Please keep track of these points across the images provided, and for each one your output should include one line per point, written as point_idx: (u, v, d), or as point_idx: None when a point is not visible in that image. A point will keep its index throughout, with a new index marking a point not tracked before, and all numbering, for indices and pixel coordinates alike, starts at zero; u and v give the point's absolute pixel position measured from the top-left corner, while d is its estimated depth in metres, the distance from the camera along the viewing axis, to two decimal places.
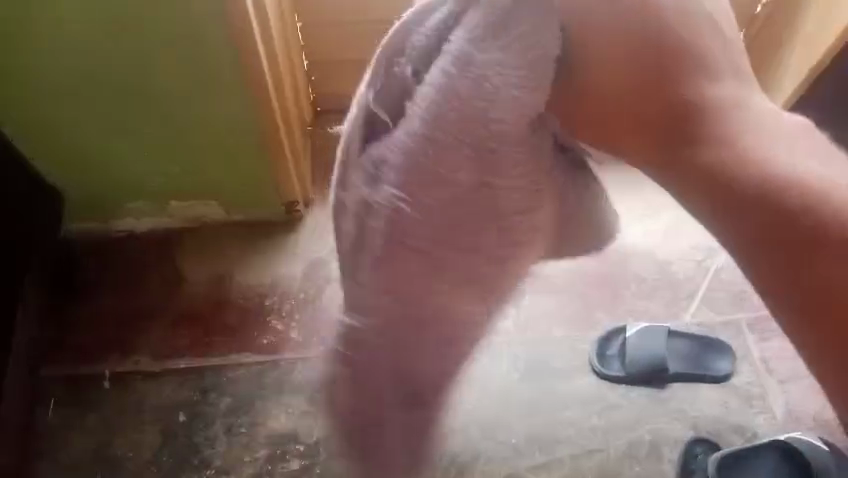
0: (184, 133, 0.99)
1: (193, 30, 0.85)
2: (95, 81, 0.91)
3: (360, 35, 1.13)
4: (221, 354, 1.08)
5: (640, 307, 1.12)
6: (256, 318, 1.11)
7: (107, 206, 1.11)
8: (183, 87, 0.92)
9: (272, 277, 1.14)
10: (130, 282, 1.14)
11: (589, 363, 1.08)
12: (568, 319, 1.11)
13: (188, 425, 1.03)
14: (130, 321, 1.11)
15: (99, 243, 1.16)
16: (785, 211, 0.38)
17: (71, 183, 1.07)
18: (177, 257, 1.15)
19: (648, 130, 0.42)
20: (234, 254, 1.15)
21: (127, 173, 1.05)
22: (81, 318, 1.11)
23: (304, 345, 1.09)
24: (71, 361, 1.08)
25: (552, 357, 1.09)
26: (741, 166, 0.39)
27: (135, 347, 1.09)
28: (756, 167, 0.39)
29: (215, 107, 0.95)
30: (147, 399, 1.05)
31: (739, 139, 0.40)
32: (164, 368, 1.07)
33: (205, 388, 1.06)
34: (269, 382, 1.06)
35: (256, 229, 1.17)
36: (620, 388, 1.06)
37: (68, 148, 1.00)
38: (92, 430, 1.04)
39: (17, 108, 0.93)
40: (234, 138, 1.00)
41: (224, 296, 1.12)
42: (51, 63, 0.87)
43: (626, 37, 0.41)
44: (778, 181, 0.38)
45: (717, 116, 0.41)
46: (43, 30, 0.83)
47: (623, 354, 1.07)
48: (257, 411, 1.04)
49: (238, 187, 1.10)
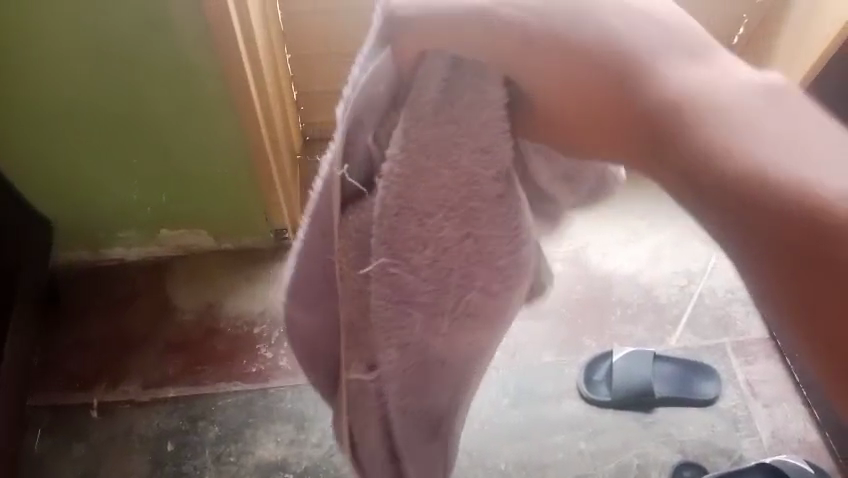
0: (175, 162, 1.00)
1: (185, 61, 0.87)
2: (88, 112, 0.92)
3: (347, 65, 1.17)
4: (210, 382, 1.08)
5: (625, 332, 1.14)
6: (245, 345, 1.11)
7: (97, 235, 1.12)
8: (174, 117, 0.94)
9: (261, 305, 1.14)
10: (119, 311, 1.14)
11: (576, 387, 1.09)
12: (556, 345, 1.13)
13: (176, 454, 1.03)
14: (118, 350, 1.11)
15: (90, 272, 1.17)
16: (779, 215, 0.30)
17: (61, 214, 1.07)
18: (167, 286, 1.16)
19: (612, 127, 0.37)
20: (223, 283, 1.16)
21: (117, 202, 1.06)
22: (71, 348, 1.11)
23: (293, 373, 1.09)
24: (59, 391, 1.07)
25: (541, 382, 1.09)
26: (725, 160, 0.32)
27: (124, 376, 1.08)
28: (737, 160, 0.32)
29: (206, 137, 0.97)
30: (135, 428, 1.04)
31: (714, 133, 0.33)
32: (153, 396, 1.07)
33: (194, 416, 1.05)
34: (258, 409, 1.06)
35: (246, 258, 1.18)
36: (608, 412, 1.07)
37: (59, 179, 1.01)
38: (80, 459, 1.02)
39: (9, 138, 0.94)
40: (224, 166, 1.01)
41: (213, 325, 1.13)
42: (45, 92, 0.89)
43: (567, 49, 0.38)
44: (764, 176, 0.31)
45: (701, 119, 0.34)
46: (37, 60, 0.85)
47: (610, 379, 1.08)
48: (246, 439, 1.04)
49: (228, 217, 1.11)
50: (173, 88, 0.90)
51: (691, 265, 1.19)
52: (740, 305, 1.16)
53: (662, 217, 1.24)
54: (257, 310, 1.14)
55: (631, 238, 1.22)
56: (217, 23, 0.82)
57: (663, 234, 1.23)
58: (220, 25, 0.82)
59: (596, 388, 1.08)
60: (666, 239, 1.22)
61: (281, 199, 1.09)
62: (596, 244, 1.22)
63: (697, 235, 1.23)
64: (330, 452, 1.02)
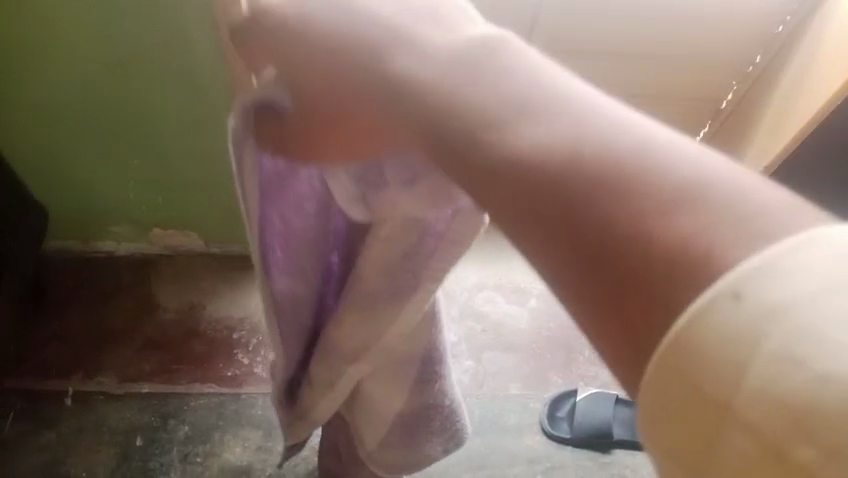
0: (175, 166, 1.03)
1: (195, 74, 0.90)
2: (95, 112, 0.95)
3: None
4: (184, 382, 1.11)
5: (590, 373, 1.18)
6: (223, 349, 1.14)
7: (89, 228, 1.15)
8: (179, 125, 0.97)
9: (242, 311, 1.17)
10: (104, 302, 1.16)
11: (539, 422, 1.12)
12: (523, 377, 1.16)
13: (145, 450, 1.05)
14: (99, 342, 1.13)
15: (77, 261, 1.19)
16: (604, 207, 0.26)
17: (59, 206, 1.10)
18: (154, 284, 1.18)
19: (378, 420, 0.66)
20: (208, 284, 1.19)
21: (113, 199, 1.09)
22: (53, 334, 1.13)
23: (267, 381, 1.12)
24: (36, 376, 1.10)
25: (504, 414, 1.13)
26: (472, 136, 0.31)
27: (100, 368, 1.11)
28: (517, 150, 0.29)
29: (205, 146, 1.00)
30: (107, 420, 1.07)
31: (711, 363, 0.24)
32: (126, 390, 1.10)
33: (165, 413, 1.08)
34: (229, 413, 1.09)
35: (232, 264, 1.20)
36: (566, 449, 1.11)
37: (59, 172, 1.04)
38: (48, 446, 1.05)
39: (17, 131, 0.97)
40: (220, 172, 1.04)
41: (194, 327, 1.15)
42: (58, 94, 0.92)
43: (369, 403, 0.65)
44: (698, 366, 0.24)
45: (507, 110, 0.30)
46: (54, 63, 0.88)
47: (572, 417, 1.12)
48: (215, 441, 1.07)
49: (221, 224, 1.14)
50: (182, 99, 0.93)
51: None
52: None
53: None
54: (239, 316, 1.17)
55: None
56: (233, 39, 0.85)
57: None
58: None
59: (555, 422, 1.12)
60: None
61: None
62: None
63: None
64: (295, 462, 1.06)
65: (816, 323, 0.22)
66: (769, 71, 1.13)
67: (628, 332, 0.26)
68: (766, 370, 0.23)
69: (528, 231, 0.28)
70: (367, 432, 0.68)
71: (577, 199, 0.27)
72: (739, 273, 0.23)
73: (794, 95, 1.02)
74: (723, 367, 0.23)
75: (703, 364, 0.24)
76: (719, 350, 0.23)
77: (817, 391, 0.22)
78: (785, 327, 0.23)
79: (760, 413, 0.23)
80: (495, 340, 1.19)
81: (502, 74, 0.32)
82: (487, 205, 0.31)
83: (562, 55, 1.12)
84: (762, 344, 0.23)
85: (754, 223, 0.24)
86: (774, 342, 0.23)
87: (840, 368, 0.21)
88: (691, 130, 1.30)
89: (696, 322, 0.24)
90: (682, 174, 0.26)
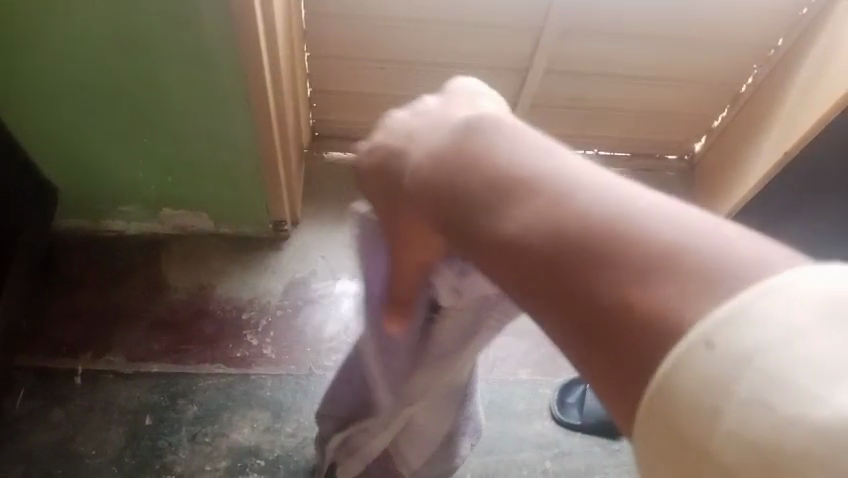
0: (185, 146, 1.03)
1: (204, 53, 0.89)
2: (105, 91, 0.94)
3: (362, 73, 1.20)
4: (194, 362, 1.11)
5: None
6: (232, 330, 1.14)
7: (99, 207, 1.14)
8: (188, 104, 0.96)
9: (252, 292, 1.17)
10: (114, 282, 1.16)
11: (549, 408, 1.11)
12: (533, 363, 1.15)
13: (154, 429, 1.06)
14: (108, 321, 1.13)
15: (88, 240, 1.19)
16: (586, 279, 0.34)
17: (69, 184, 1.09)
18: (164, 264, 1.18)
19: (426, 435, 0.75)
20: (218, 265, 1.18)
21: (123, 178, 1.08)
22: (63, 312, 1.13)
23: (275, 362, 1.12)
24: (46, 354, 1.10)
25: (514, 399, 1.12)
26: (503, 230, 0.40)
27: (110, 347, 1.11)
28: (524, 234, 0.38)
29: (215, 125, 0.99)
30: (117, 398, 1.07)
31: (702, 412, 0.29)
32: (136, 370, 1.10)
33: (174, 393, 1.08)
34: (238, 394, 1.09)
35: (243, 244, 1.20)
36: (575, 435, 1.10)
37: (69, 150, 1.03)
38: (59, 423, 1.05)
39: (26, 110, 0.96)
40: (230, 151, 1.04)
41: (203, 307, 1.15)
42: (67, 73, 0.91)
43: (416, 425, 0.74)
44: (681, 410, 0.30)
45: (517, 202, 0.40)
46: (61, 42, 0.87)
47: (582, 403, 1.11)
48: (223, 421, 1.07)
49: (231, 204, 1.14)
50: (191, 79, 0.92)
51: None
52: None
53: None
54: (248, 297, 1.17)
55: None
56: (243, 17, 0.83)
57: None
58: (244, 24, 0.84)
59: (565, 408, 1.11)
60: None
61: (284, 194, 1.12)
62: None
63: None
64: (303, 444, 1.06)
65: (780, 370, 0.28)
66: (788, 60, 1.11)
67: (620, 381, 0.33)
68: (736, 412, 0.29)
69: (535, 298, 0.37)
70: (415, 446, 0.77)
71: (577, 271, 0.35)
72: (695, 337, 0.30)
73: (815, 84, 1.00)
74: (695, 411, 0.29)
75: (697, 414, 0.29)
76: (699, 395, 0.29)
77: (777, 433, 0.27)
78: (749, 374, 0.29)
79: (738, 452, 0.28)
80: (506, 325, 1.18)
81: (492, 152, 0.43)
82: (500, 275, 0.40)
83: (579, 36, 1.10)
84: (735, 391, 0.29)
85: (725, 283, 0.31)
86: (743, 387, 0.29)
87: (833, 416, 0.26)
88: (708, 114, 1.28)
89: (673, 373, 0.30)
90: (646, 245, 0.33)
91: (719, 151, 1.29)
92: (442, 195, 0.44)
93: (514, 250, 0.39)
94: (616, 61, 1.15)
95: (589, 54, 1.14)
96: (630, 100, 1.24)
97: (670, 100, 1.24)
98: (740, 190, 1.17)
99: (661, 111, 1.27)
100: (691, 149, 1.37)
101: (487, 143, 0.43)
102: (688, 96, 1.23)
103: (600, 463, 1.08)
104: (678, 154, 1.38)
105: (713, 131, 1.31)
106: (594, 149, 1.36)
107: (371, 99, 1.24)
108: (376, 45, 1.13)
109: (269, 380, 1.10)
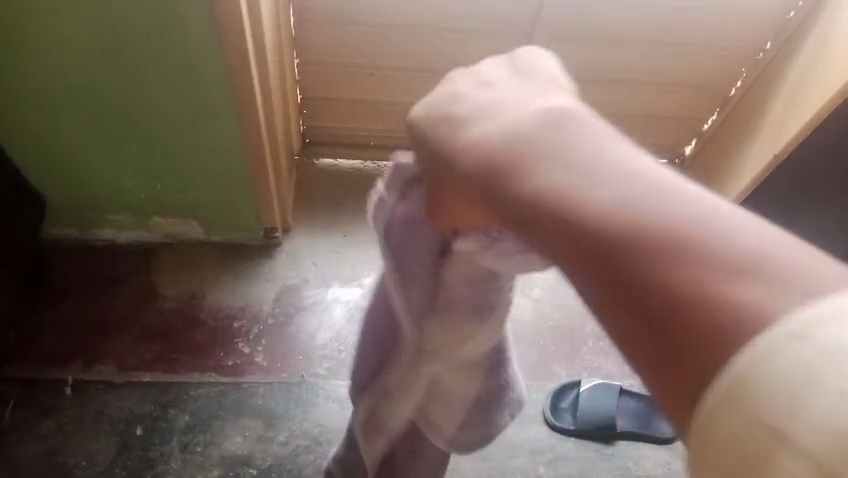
0: (174, 153, 1.02)
1: (191, 59, 0.88)
2: (93, 98, 0.94)
3: (351, 79, 1.19)
4: (185, 371, 1.10)
5: (594, 364, 1.16)
6: (224, 339, 1.13)
7: (89, 216, 1.14)
8: (177, 111, 0.96)
9: (243, 300, 1.16)
10: (103, 291, 1.15)
11: (542, 413, 1.11)
12: (527, 368, 1.15)
13: (145, 439, 1.05)
14: (99, 331, 1.12)
15: (78, 249, 1.18)
16: (650, 269, 0.29)
17: (58, 193, 1.09)
18: (154, 272, 1.17)
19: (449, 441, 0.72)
20: (209, 273, 1.18)
21: (113, 186, 1.08)
22: (52, 322, 1.13)
23: (267, 370, 1.11)
24: (35, 365, 1.09)
25: None
26: (552, 211, 0.32)
27: (101, 357, 1.10)
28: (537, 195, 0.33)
29: (205, 132, 0.99)
30: (108, 408, 1.06)
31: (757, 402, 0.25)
32: (127, 379, 1.09)
33: (166, 403, 1.08)
34: (229, 402, 1.08)
35: (233, 252, 1.20)
36: (569, 440, 1.10)
37: (57, 159, 1.03)
38: (48, 434, 1.04)
39: (13, 118, 0.96)
40: (220, 158, 1.03)
41: (194, 316, 1.15)
42: (55, 82, 0.91)
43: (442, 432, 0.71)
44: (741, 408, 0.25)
45: (549, 172, 0.34)
46: (49, 51, 0.87)
47: (575, 408, 1.11)
48: (214, 430, 1.06)
49: (222, 211, 1.13)
50: (179, 85, 0.92)
51: None
52: None
53: None
54: (239, 304, 1.16)
55: None
56: (230, 23, 0.83)
57: None
58: (232, 31, 0.84)
59: (559, 413, 1.11)
60: None
61: (274, 200, 1.11)
62: None
63: None
64: (296, 452, 1.05)
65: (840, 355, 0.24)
66: (773, 66, 1.12)
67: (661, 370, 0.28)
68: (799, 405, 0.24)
69: (579, 283, 0.31)
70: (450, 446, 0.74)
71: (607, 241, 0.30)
72: (778, 333, 0.25)
73: (801, 89, 1.01)
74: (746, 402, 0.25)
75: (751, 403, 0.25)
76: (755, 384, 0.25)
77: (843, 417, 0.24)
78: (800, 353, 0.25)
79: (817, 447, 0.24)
80: None
81: (503, 104, 0.39)
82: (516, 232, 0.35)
83: (568, 41, 1.11)
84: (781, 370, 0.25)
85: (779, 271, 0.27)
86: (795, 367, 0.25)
87: None
88: (698, 118, 1.28)
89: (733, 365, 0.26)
90: (717, 246, 0.28)
91: (710, 154, 1.29)
92: (468, 179, 0.36)
93: (559, 230, 0.32)
94: (606, 65, 1.16)
95: (579, 58, 1.14)
96: (620, 104, 1.24)
97: (660, 104, 1.24)
98: (732, 193, 1.16)
99: (651, 115, 1.27)
100: (682, 153, 1.37)
101: (491, 100, 0.39)
102: (678, 100, 1.23)
103: (595, 469, 1.08)
104: (670, 157, 1.38)
105: (704, 135, 1.31)
106: None
107: (361, 104, 1.24)
108: (365, 51, 1.13)
109: (258, 388, 1.10)
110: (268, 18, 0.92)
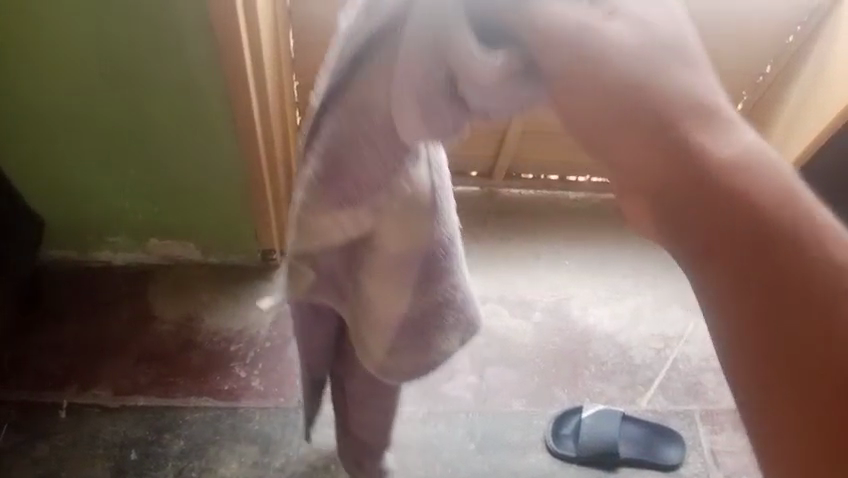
0: (172, 175, 1.02)
1: (190, 81, 0.88)
2: (91, 120, 0.93)
3: None
4: (180, 395, 1.09)
5: (596, 389, 1.14)
6: (220, 362, 1.12)
7: (86, 238, 1.13)
8: (175, 133, 0.95)
9: (240, 323, 1.15)
10: (100, 314, 1.14)
11: (543, 439, 1.09)
12: (527, 394, 1.13)
13: (139, 464, 1.03)
14: (94, 354, 1.11)
15: (75, 271, 1.18)
16: (779, 218, 0.32)
17: (56, 215, 1.08)
18: (151, 295, 1.16)
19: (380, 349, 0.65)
20: (206, 295, 1.17)
21: (111, 207, 1.07)
22: (48, 345, 1.11)
23: (264, 394, 1.10)
24: (30, 388, 1.08)
25: (507, 430, 1.10)
26: (684, 150, 0.34)
27: (96, 380, 1.09)
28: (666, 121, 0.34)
29: (203, 154, 0.98)
30: (102, 433, 1.05)
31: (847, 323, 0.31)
32: (122, 403, 1.07)
33: (161, 427, 1.06)
34: (225, 427, 1.07)
35: (231, 275, 1.18)
36: (570, 467, 1.08)
37: (55, 181, 1.02)
38: (41, 459, 1.03)
39: (12, 138, 0.95)
40: (218, 181, 1.03)
41: (191, 339, 1.13)
42: (54, 103, 0.91)
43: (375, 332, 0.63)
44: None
45: (744, 169, 0.33)
46: (49, 73, 0.87)
47: (577, 434, 1.09)
48: (210, 456, 1.04)
49: (220, 233, 1.12)
50: (178, 106, 0.92)
51: (668, 330, 1.21)
52: (712, 374, 1.17)
53: (649, 275, 1.27)
54: (237, 328, 1.15)
55: (612, 296, 1.24)
56: (230, 45, 0.83)
57: (644, 296, 1.24)
58: (229, 54, 0.84)
59: (560, 440, 1.09)
60: (648, 301, 1.24)
61: (272, 223, 1.11)
62: (577, 298, 1.23)
63: (678, 299, 1.24)
64: None
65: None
66: (775, 90, 1.11)
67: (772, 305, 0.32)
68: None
69: (733, 292, 0.32)
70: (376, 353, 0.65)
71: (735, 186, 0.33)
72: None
73: (805, 112, 1.00)
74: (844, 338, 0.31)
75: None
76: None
77: None
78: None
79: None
80: (500, 354, 1.16)
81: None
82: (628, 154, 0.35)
83: None
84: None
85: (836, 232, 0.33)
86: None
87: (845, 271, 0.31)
88: None
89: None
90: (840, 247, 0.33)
91: None
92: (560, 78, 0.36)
93: (688, 176, 0.33)
94: None
95: None
96: None
97: None
98: None
99: None
100: None
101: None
102: None
103: None
104: None
105: None
106: (586, 176, 1.32)
107: None
108: None
109: (255, 412, 1.08)
110: (268, 41, 0.92)
